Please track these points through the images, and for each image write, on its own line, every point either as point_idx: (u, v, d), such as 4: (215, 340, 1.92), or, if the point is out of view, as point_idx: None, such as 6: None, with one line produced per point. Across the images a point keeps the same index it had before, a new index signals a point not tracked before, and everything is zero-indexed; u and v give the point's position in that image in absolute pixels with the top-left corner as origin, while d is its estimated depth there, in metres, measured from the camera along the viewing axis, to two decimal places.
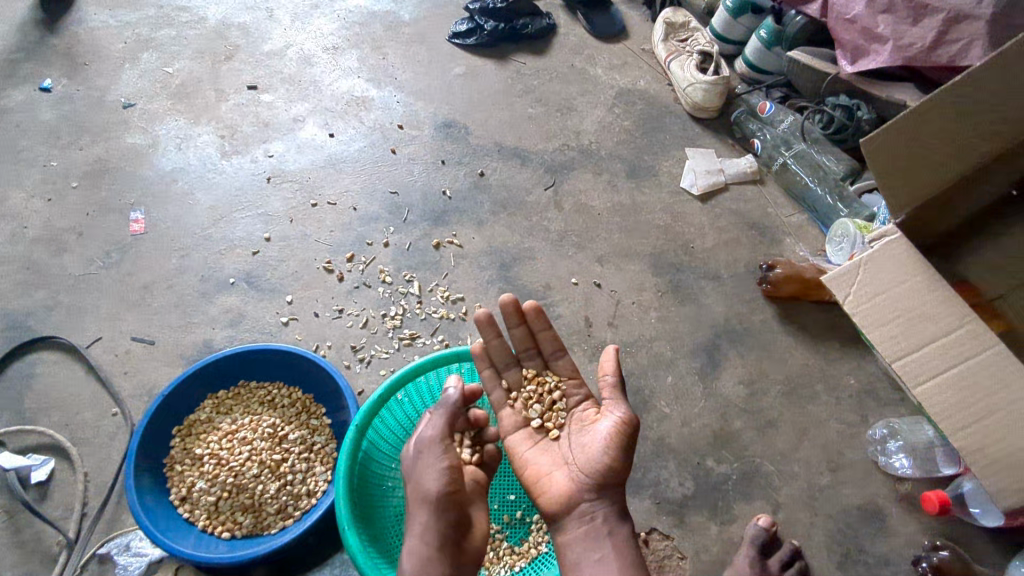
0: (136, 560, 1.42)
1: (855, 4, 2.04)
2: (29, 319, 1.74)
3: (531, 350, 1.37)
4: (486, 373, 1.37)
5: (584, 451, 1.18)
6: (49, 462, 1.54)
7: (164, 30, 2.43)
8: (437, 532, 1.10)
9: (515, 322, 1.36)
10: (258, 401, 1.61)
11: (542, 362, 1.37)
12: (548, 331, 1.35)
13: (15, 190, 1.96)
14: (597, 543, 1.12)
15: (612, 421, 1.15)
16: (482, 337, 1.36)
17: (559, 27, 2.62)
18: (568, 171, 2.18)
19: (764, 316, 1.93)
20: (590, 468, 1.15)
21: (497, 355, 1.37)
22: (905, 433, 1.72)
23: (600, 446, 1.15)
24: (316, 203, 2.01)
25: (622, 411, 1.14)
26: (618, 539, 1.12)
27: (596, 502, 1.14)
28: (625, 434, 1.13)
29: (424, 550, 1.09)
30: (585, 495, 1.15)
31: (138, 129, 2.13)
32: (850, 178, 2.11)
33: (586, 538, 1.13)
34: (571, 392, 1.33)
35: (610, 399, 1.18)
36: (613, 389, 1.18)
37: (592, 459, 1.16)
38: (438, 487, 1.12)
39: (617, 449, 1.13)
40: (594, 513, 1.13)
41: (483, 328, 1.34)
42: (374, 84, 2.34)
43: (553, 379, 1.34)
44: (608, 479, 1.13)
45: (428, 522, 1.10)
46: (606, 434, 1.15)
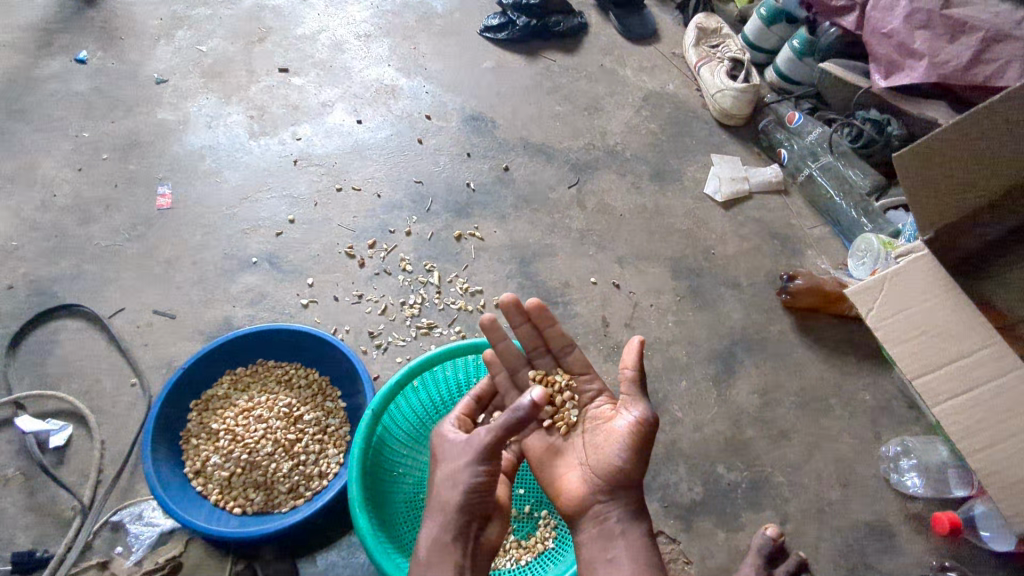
0: (147, 530, 1.44)
1: (892, 19, 2.01)
2: (54, 286, 1.76)
3: (540, 347, 1.37)
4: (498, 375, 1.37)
5: (600, 452, 1.18)
6: (68, 428, 1.56)
7: (199, 8, 2.45)
8: (451, 520, 1.10)
9: (520, 321, 1.36)
10: (275, 380, 1.62)
11: (552, 360, 1.37)
12: (555, 327, 1.35)
13: (46, 158, 1.98)
14: (609, 543, 1.11)
15: (630, 421, 1.14)
16: (489, 340, 1.35)
17: (590, 27, 2.62)
18: (592, 170, 2.18)
19: (782, 326, 1.93)
20: (607, 469, 1.15)
21: (508, 356, 1.36)
22: (918, 452, 1.72)
23: (617, 445, 1.15)
24: (340, 187, 2.02)
25: (641, 410, 1.14)
26: (632, 540, 1.11)
27: (612, 504, 1.13)
28: (642, 435, 1.13)
29: (437, 539, 1.10)
30: (601, 497, 1.15)
31: (170, 105, 2.15)
32: (875, 194, 2.07)
33: (601, 538, 1.12)
34: (584, 388, 1.32)
35: (631, 397, 1.16)
36: (632, 384, 1.16)
37: (610, 461, 1.15)
38: (464, 480, 1.11)
39: (635, 450, 1.13)
40: (609, 514, 1.13)
41: (488, 331, 1.33)
42: (404, 73, 2.35)
43: (564, 378, 1.34)
44: (625, 481, 1.13)
45: (445, 507, 1.11)
46: (624, 433, 1.15)
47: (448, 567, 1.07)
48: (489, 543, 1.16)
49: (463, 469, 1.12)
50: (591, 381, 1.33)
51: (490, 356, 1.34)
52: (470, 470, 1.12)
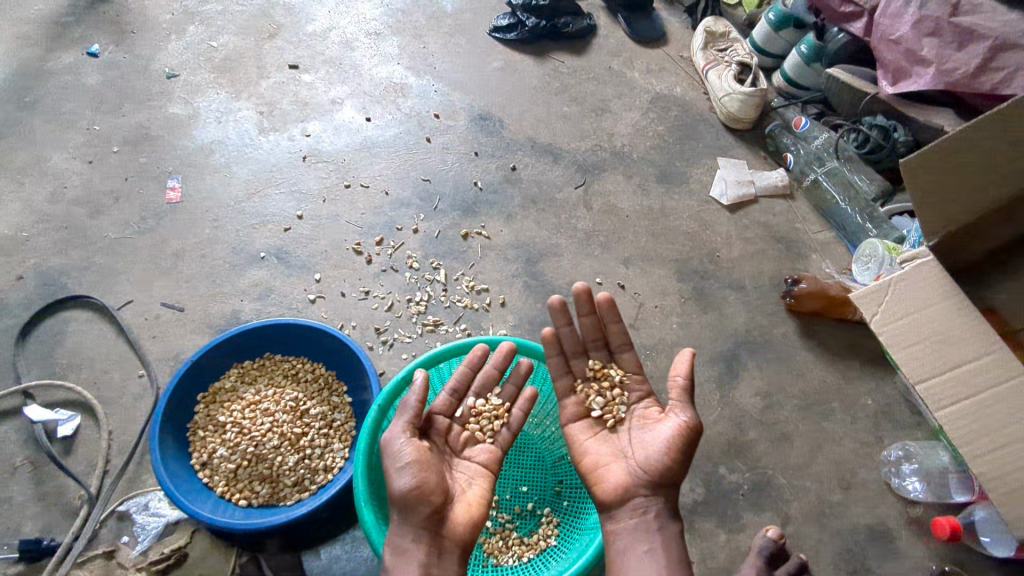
0: (154, 520, 1.45)
1: (900, 25, 2.03)
2: (63, 277, 1.77)
3: (598, 341, 1.38)
4: (553, 358, 1.38)
5: (645, 448, 1.20)
6: (75, 418, 1.57)
7: (210, 4, 2.46)
8: (408, 522, 1.14)
9: (586, 312, 1.37)
10: (282, 374, 1.63)
11: (608, 355, 1.39)
12: (619, 325, 1.36)
13: (57, 150, 2.00)
14: (647, 535, 1.14)
15: (676, 425, 1.16)
16: (553, 322, 1.36)
17: (599, 29, 2.63)
18: (599, 171, 2.19)
19: (785, 330, 1.93)
20: (651, 465, 1.17)
21: (567, 341, 1.38)
22: (920, 457, 1.72)
23: (660, 444, 1.17)
24: (349, 184, 2.03)
25: (687, 417, 1.16)
26: (668, 536, 1.14)
27: (652, 499, 1.16)
28: (687, 439, 1.15)
29: (399, 542, 1.14)
30: (642, 490, 1.17)
31: (180, 100, 2.16)
32: (881, 200, 2.07)
33: (637, 530, 1.15)
34: (633, 387, 1.34)
35: (678, 403, 1.17)
36: (682, 392, 1.17)
37: (653, 459, 1.17)
38: (402, 483, 1.13)
39: (678, 453, 1.15)
40: (648, 508, 1.16)
41: (556, 313, 1.34)
42: (413, 72, 2.36)
43: (618, 373, 1.35)
44: (665, 480, 1.16)
45: (400, 512, 1.15)
46: (668, 437, 1.16)
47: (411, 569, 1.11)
48: (456, 536, 1.15)
49: (406, 473, 1.14)
50: (642, 384, 1.34)
51: (550, 337, 1.36)
52: (403, 474, 1.14)
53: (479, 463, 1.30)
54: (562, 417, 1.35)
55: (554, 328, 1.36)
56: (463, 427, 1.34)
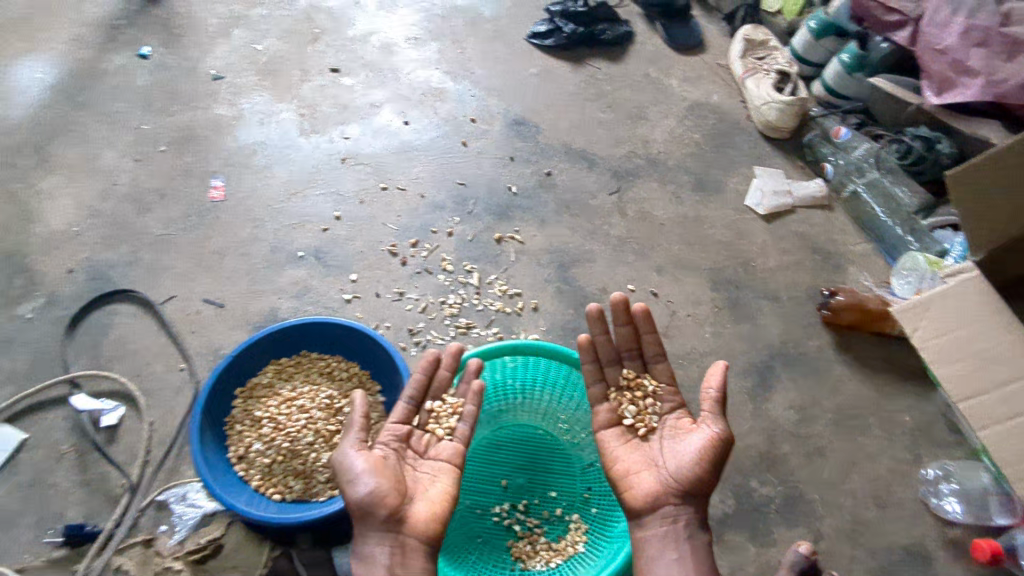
0: (191, 511, 1.49)
1: (947, 35, 1.98)
2: (110, 271, 1.83)
3: (633, 350, 1.38)
4: (588, 366, 1.38)
5: (676, 458, 1.22)
6: (119, 408, 1.62)
7: (256, 8, 2.52)
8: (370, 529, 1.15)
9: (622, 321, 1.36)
10: (318, 371, 1.66)
11: (641, 364, 1.39)
12: (653, 335, 1.36)
13: (108, 149, 2.06)
14: (676, 544, 1.17)
15: (708, 437, 1.17)
16: (589, 331, 1.36)
17: (636, 35, 2.63)
18: (634, 178, 2.19)
19: (821, 343, 1.90)
20: (682, 476, 1.19)
21: (602, 349, 1.38)
22: (959, 477, 1.68)
23: (692, 456, 1.18)
24: (385, 187, 2.06)
25: (720, 429, 1.16)
26: (697, 545, 1.17)
27: (682, 508, 1.19)
28: (719, 452, 1.16)
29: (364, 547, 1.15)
30: (672, 499, 1.19)
31: (225, 101, 2.22)
32: (923, 213, 2.04)
33: (665, 539, 1.18)
34: (665, 398, 1.34)
35: (711, 415, 1.18)
36: (715, 404, 1.18)
37: (684, 469, 1.19)
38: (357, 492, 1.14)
39: (708, 463, 1.16)
40: (678, 516, 1.18)
41: (591, 322, 1.34)
42: (451, 77, 2.38)
43: (651, 383, 1.35)
44: (696, 490, 1.18)
45: (360, 521, 1.16)
46: (700, 448, 1.17)
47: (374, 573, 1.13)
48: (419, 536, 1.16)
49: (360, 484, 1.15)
50: (674, 394, 1.34)
51: (585, 344, 1.36)
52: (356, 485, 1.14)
53: (445, 461, 1.29)
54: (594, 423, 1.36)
55: (590, 336, 1.36)
56: (424, 430, 1.33)
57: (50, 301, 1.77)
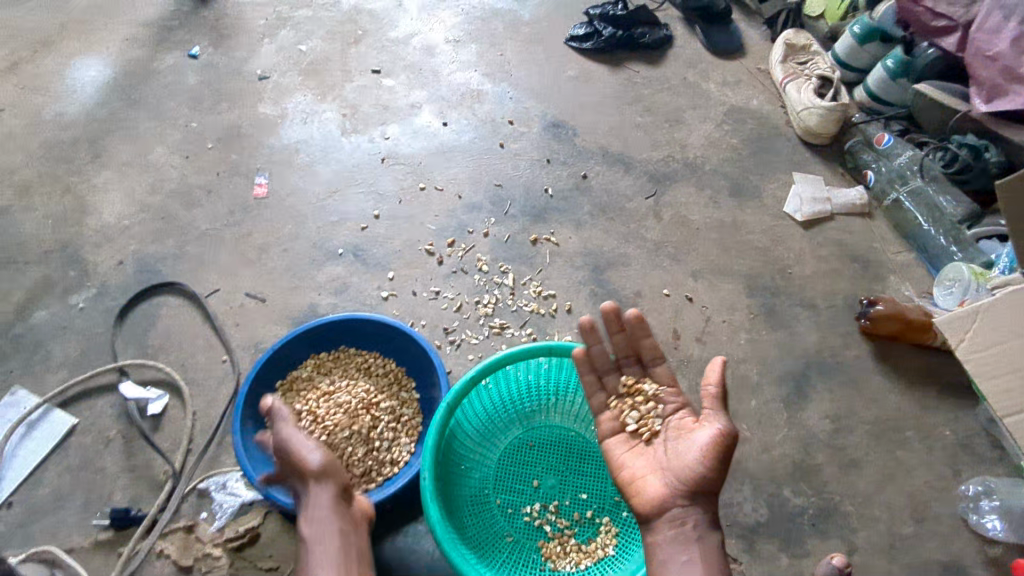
0: (230, 499, 1.53)
1: (999, 41, 1.96)
2: (158, 264, 1.89)
3: (631, 357, 1.41)
4: (586, 376, 1.41)
5: (679, 458, 1.17)
6: (164, 397, 1.67)
7: (301, 10, 2.57)
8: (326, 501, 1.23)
9: (617, 329, 1.40)
10: (355, 367, 1.69)
11: (642, 370, 1.40)
12: (648, 339, 1.38)
13: (158, 145, 2.13)
14: (685, 547, 1.10)
15: (710, 433, 1.13)
16: (583, 342, 1.41)
17: (676, 39, 2.62)
18: (671, 182, 2.18)
19: (859, 353, 1.88)
20: (686, 475, 1.14)
21: (599, 358, 1.42)
22: (1003, 493, 1.63)
23: (695, 454, 1.14)
24: (424, 186, 2.09)
25: (721, 424, 1.12)
26: (707, 549, 1.10)
27: (689, 509, 1.12)
28: (722, 446, 1.11)
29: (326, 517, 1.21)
30: (678, 501, 1.13)
31: (270, 100, 2.27)
32: (969, 222, 2.00)
33: (675, 543, 1.11)
34: (667, 400, 1.32)
35: (712, 410, 1.15)
36: (714, 399, 1.15)
37: (688, 468, 1.14)
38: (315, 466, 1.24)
39: (713, 460, 1.11)
40: (686, 518, 1.12)
41: (584, 333, 1.39)
42: (489, 79, 2.40)
43: (652, 387, 1.35)
44: (703, 488, 1.12)
45: (319, 492, 1.23)
46: (703, 445, 1.13)
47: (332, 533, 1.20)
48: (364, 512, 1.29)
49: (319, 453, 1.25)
50: (675, 395, 1.33)
51: (580, 356, 1.41)
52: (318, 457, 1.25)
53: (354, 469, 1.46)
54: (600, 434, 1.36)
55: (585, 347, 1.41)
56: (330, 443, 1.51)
57: (101, 291, 1.84)
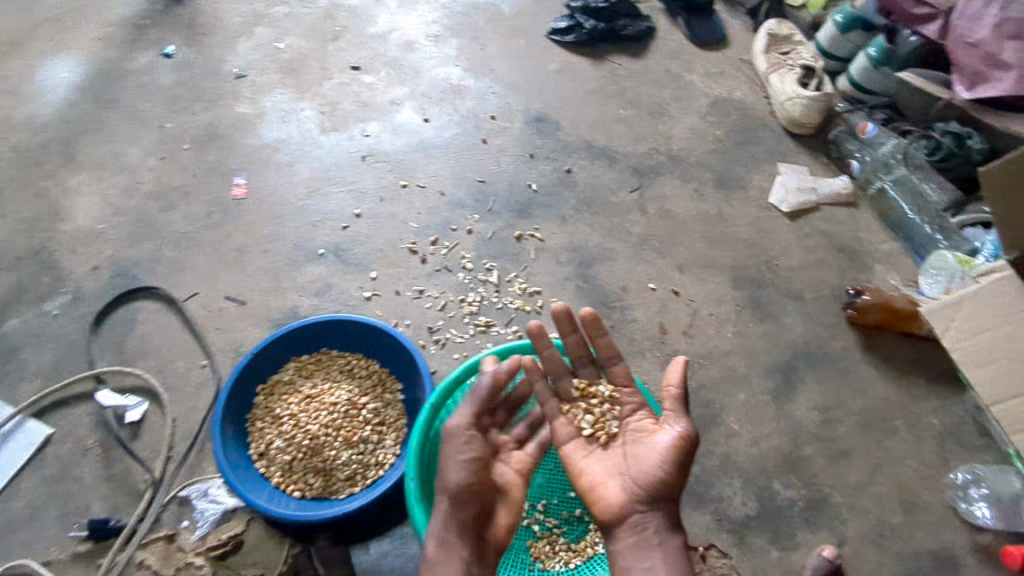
0: (212, 506, 1.50)
1: (979, 27, 1.94)
2: (134, 269, 1.85)
3: (585, 358, 1.41)
4: (540, 383, 1.37)
5: (639, 463, 1.20)
6: (142, 404, 1.64)
7: (278, 6, 2.53)
8: (460, 515, 1.17)
9: (569, 331, 1.39)
10: (338, 369, 1.66)
11: (595, 371, 1.41)
12: (605, 339, 1.35)
13: (132, 147, 2.09)
14: (646, 553, 1.12)
15: (672, 435, 1.17)
16: (535, 348, 1.37)
17: (658, 31, 2.60)
18: (655, 175, 2.16)
19: (846, 343, 1.87)
20: (647, 479, 1.17)
21: (551, 364, 1.40)
22: (991, 481, 1.64)
23: (656, 458, 1.17)
24: (405, 184, 2.06)
25: (683, 426, 1.17)
26: (670, 551, 1.13)
27: (650, 515, 1.15)
28: (683, 447, 1.16)
29: (442, 535, 1.16)
30: (639, 506, 1.16)
31: (247, 99, 2.23)
32: (952, 210, 2.01)
33: (639, 547, 1.13)
34: (625, 401, 1.33)
35: (672, 414, 1.19)
36: (676, 401, 1.19)
37: (648, 472, 1.17)
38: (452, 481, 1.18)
39: (674, 462, 1.15)
40: (647, 524, 1.14)
41: (535, 340, 1.36)
42: (471, 74, 2.37)
43: (607, 389, 1.36)
44: (663, 491, 1.15)
45: (450, 507, 1.17)
46: (665, 447, 1.17)
47: (453, 558, 1.14)
48: (496, 542, 1.21)
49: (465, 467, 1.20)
50: (633, 395, 1.34)
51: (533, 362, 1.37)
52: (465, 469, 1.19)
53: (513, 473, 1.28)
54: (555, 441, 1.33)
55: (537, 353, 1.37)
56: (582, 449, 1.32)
57: (76, 298, 1.80)
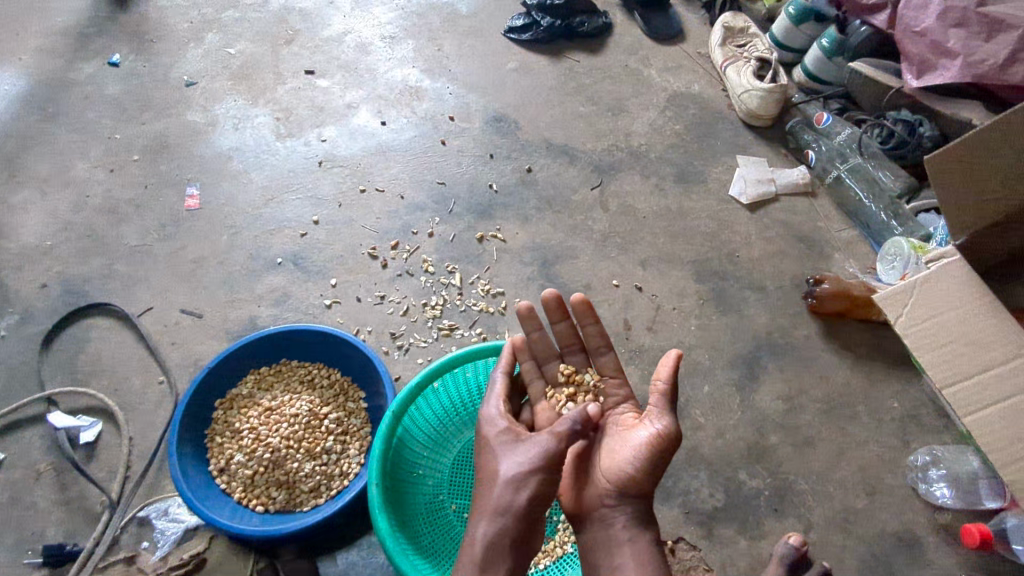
0: (172, 526, 1.47)
1: (926, 17, 1.98)
2: (85, 285, 1.81)
3: (575, 345, 1.39)
4: (526, 364, 1.36)
5: (613, 456, 1.18)
6: (97, 424, 1.60)
7: (228, 11, 2.49)
8: (513, 526, 1.09)
9: (559, 318, 1.37)
10: (298, 380, 1.64)
11: (584, 359, 1.38)
12: (594, 327, 1.35)
13: (80, 160, 2.03)
14: (615, 551, 1.13)
15: (650, 432, 1.13)
16: (523, 330, 1.35)
17: (615, 27, 2.60)
18: (616, 172, 2.17)
19: (808, 332, 1.89)
20: (617, 474, 1.15)
21: (539, 346, 1.37)
22: (948, 462, 1.67)
23: (631, 454, 1.14)
24: (364, 189, 2.04)
25: (664, 424, 1.12)
26: (638, 548, 1.13)
27: (618, 510, 1.14)
28: (661, 446, 1.11)
29: (498, 540, 1.08)
30: (607, 501, 1.15)
31: (199, 107, 2.19)
32: (907, 196, 2.04)
33: (606, 543, 1.14)
34: (609, 392, 1.34)
35: (656, 409, 1.15)
36: (662, 397, 1.14)
37: (620, 466, 1.15)
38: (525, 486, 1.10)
39: (648, 460, 1.12)
40: (614, 520, 1.14)
41: (524, 321, 1.34)
42: (428, 75, 2.35)
43: (593, 377, 1.35)
44: (633, 489, 1.14)
45: (508, 516, 1.09)
46: (642, 443, 1.13)
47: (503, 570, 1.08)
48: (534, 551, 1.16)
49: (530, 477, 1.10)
50: (619, 386, 1.34)
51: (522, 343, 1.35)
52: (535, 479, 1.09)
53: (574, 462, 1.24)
54: (534, 424, 1.34)
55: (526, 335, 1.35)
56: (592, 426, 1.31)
57: (24, 317, 1.75)
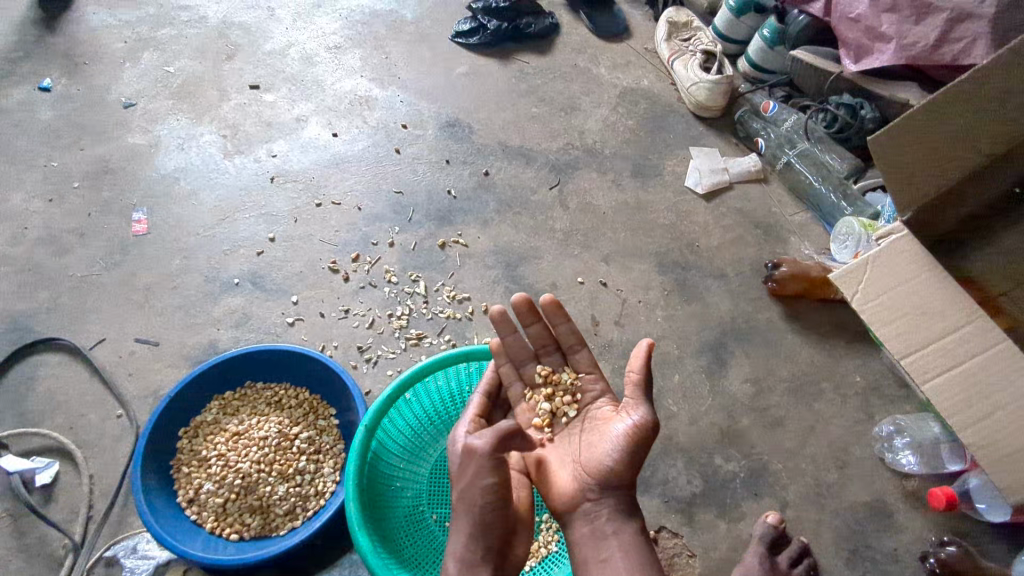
0: (143, 563, 1.41)
1: (859, 3, 2.04)
2: (30, 320, 1.73)
3: (550, 345, 1.38)
4: (503, 368, 1.35)
5: (593, 450, 1.18)
6: (53, 465, 1.52)
7: (164, 29, 2.41)
8: (484, 540, 1.04)
9: (533, 319, 1.36)
10: (265, 402, 1.59)
11: (560, 358, 1.38)
12: (566, 326, 1.35)
13: (15, 190, 1.94)
14: (602, 543, 1.11)
15: (628, 425, 1.12)
16: (497, 333, 1.34)
17: (562, 27, 2.62)
18: (573, 170, 2.18)
19: (770, 314, 1.93)
20: (598, 468, 1.15)
21: (514, 349, 1.36)
22: (912, 430, 1.72)
23: (609, 447, 1.14)
24: (320, 203, 2.00)
25: (640, 415, 1.11)
26: (624, 539, 1.12)
27: (600, 503, 1.14)
28: (639, 438, 1.11)
29: (470, 557, 1.04)
30: (589, 495, 1.15)
31: (140, 129, 2.12)
32: (853, 177, 2.10)
33: (593, 538, 1.12)
34: (587, 388, 1.33)
35: (633, 400, 1.13)
36: (636, 387, 1.13)
37: (601, 459, 1.15)
38: (486, 499, 1.05)
39: (627, 452, 1.11)
40: (597, 513, 1.14)
41: (498, 324, 1.32)
42: (377, 84, 2.33)
43: (569, 376, 1.34)
44: (613, 480, 1.13)
45: (470, 526, 1.05)
46: (621, 435, 1.13)
47: None
48: (517, 558, 1.11)
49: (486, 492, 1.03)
50: (595, 381, 1.33)
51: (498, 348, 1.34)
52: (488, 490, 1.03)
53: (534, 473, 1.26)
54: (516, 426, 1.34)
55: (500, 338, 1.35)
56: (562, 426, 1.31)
57: None
